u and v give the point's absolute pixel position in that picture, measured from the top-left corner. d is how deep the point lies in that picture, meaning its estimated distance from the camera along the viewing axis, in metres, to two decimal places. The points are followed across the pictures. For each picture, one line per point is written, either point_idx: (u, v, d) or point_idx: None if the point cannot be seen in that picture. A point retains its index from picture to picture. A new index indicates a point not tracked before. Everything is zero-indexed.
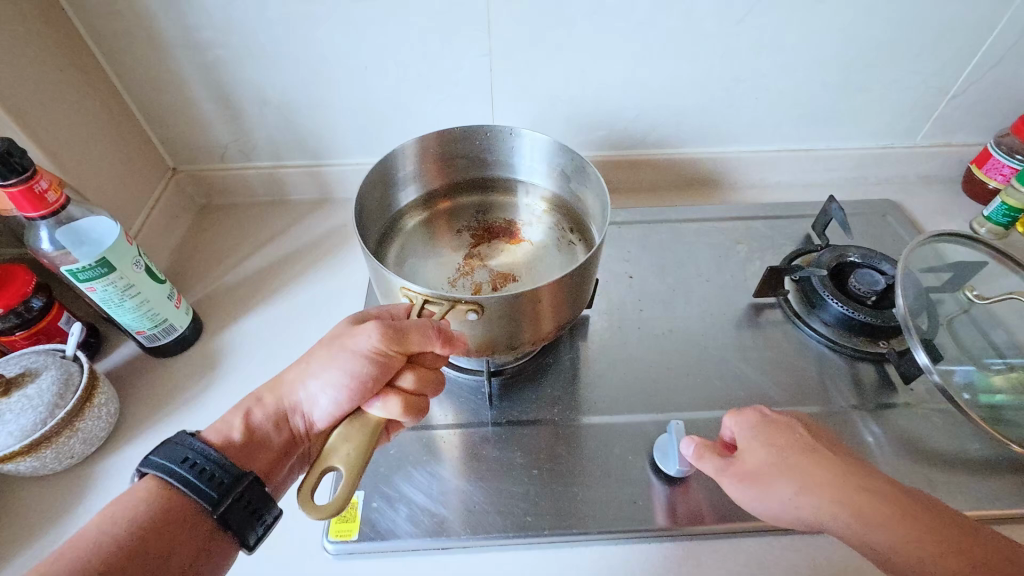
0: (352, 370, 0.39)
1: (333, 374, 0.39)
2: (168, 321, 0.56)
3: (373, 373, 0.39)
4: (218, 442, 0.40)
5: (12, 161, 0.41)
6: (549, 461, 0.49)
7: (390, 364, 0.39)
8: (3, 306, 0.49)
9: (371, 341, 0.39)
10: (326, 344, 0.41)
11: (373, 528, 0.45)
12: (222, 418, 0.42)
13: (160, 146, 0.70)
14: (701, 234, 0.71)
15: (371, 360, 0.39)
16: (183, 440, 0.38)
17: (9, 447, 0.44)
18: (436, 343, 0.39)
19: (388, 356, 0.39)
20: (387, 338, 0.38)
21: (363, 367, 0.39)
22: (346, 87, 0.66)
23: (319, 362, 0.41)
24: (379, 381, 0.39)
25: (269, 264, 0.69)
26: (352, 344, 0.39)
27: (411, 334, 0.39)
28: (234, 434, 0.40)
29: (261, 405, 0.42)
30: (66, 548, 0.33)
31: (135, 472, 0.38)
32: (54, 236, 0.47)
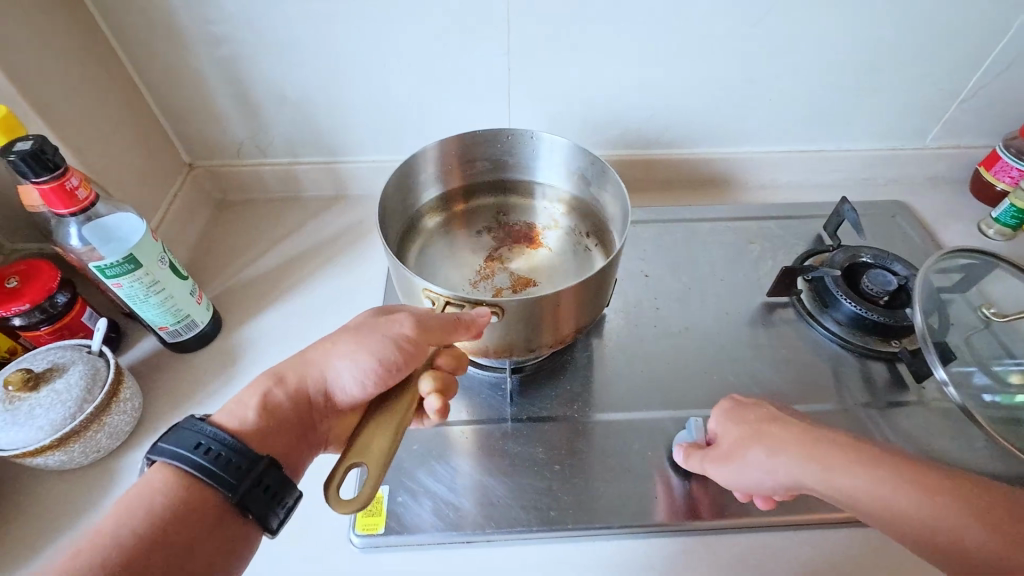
0: (382, 352, 0.39)
1: (361, 353, 0.39)
2: (190, 317, 0.56)
3: (403, 355, 0.39)
4: (233, 424, 0.39)
5: (45, 159, 0.41)
6: (569, 457, 0.50)
7: (421, 349, 0.39)
8: (29, 302, 0.49)
9: (408, 325, 0.39)
10: (356, 327, 0.41)
11: (399, 522, 0.46)
12: (235, 400, 0.40)
13: (176, 142, 0.70)
14: (714, 234, 0.71)
15: (405, 342, 0.39)
16: (193, 425, 0.38)
17: (39, 441, 0.44)
18: (464, 333, 0.40)
19: (421, 340, 0.39)
20: (423, 324, 0.39)
21: (395, 349, 0.39)
22: (363, 85, 0.66)
23: (346, 345, 0.40)
24: (406, 370, 0.39)
25: (285, 260, 0.69)
26: (386, 328, 0.40)
27: (448, 322, 0.40)
28: (249, 416, 0.39)
29: (280, 386, 0.41)
30: (84, 545, 0.33)
31: (146, 460, 0.37)
32: (82, 232, 0.48)
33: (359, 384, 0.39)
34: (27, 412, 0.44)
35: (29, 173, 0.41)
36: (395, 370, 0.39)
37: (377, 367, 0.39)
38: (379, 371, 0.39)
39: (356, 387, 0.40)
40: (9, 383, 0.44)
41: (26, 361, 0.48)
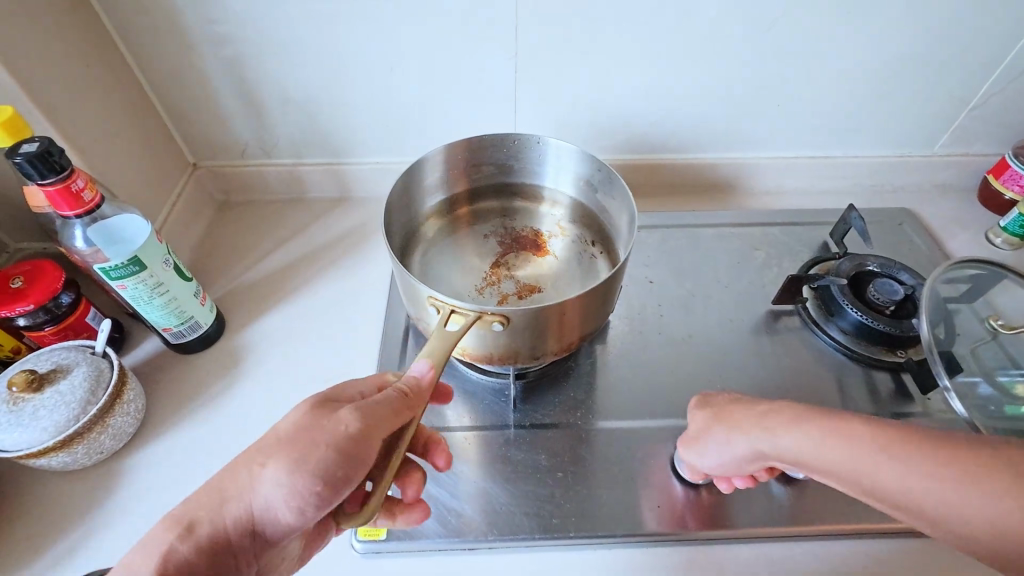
0: (327, 455, 0.33)
1: (299, 463, 0.33)
2: (193, 318, 0.56)
3: (355, 451, 0.34)
4: None
5: (52, 161, 0.41)
6: (572, 465, 0.50)
7: (375, 441, 0.34)
8: (34, 303, 0.49)
9: (356, 419, 0.34)
10: (281, 436, 0.34)
11: (401, 528, 0.46)
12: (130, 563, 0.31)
13: (181, 142, 0.70)
14: (719, 240, 0.71)
15: (354, 439, 0.34)
16: None
17: (42, 443, 0.44)
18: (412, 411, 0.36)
19: (375, 429, 0.34)
20: (374, 409, 0.35)
21: (345, 447, 0.33)
22: (369, 86, 0.66)
23: (274, 463, 0.33)
24: (355, 472, 0.34)
25: (289, 261, 0.69)
26: (326, 425, 0.34)
27: (399, 402, 0.36)
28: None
29: (192, 533, 0.33)
30: None
31: None
32: (87, 234, 0.48)
33: (301, 500, 0.33)
34: (31, 413, 0.44)
35: (35, 174, 0.41)
36: (348, 471, 0.33)
37: (321, 476, 0.33)
38: (326, 479, 0.33)
39: (297, 504, 0.33)
40: (13, 384, 0.44)
41: (30, 361, 0.48)
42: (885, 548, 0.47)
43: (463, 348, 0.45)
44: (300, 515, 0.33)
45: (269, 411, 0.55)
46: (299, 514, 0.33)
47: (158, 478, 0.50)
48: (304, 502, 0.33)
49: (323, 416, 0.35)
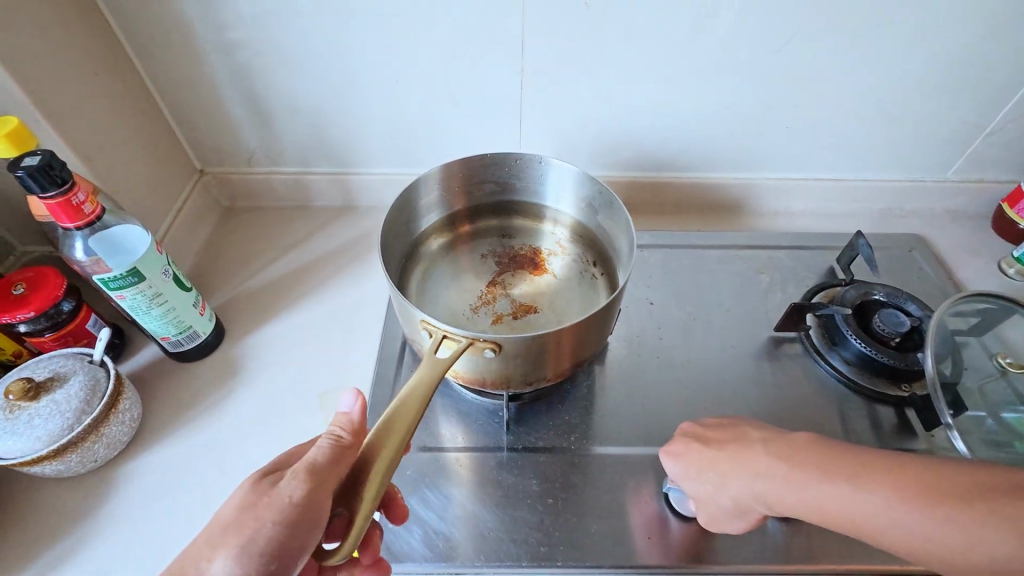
0: (276, 528, 0.33)
1: (248, 546, 0.33)
2: (191, 328, 0.56)
3: (306, 515, 0.34)
4: None
5: (53, 174, 0.41)
6: (563, 490, 0.50)
7: (324, 498, 0.34)
8: (34, 310, 0.50)
9: (299, 485, 0.34)
10: (223, 525, 0.33)
11: (388, 550, 0.45)
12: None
13: (189, 148, 0.70)
14: (722, 262, 0.70)
15: (300, 506, 0.34)
16: None
17: (35, 451, 0.44)
18: (352, 452, 0.37)
19: (322, 486, 0.34)
20: (314, 465, 0.35)
21: (295, 516, 0.33)
22: (375, 99, 0.66)
23: (224, 551, 0.32)
24: (309, 532, 0.34)
25: (290, 270, 0.69)
26: (269, 498, 0.34)
27: (336, 451, 0.36)
28: None
29: None
30: None
31: None
32: (87, 245, 0.48)
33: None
34: (26, 421, 0.45)
35: (36, 188, 0.41)
36: (304, 537, 0.33)
37: (274, 550, 0.33)
38: (282, 552, 0.33)
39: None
40: (10, 393, 0.45)
41: (29, 369, 0.48)
42: None
43: (456, 371, 0.44)
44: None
45: (264, 423, 0.55)
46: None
47: (149, 489, 0.50)
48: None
49: (263, 492, 0.35)
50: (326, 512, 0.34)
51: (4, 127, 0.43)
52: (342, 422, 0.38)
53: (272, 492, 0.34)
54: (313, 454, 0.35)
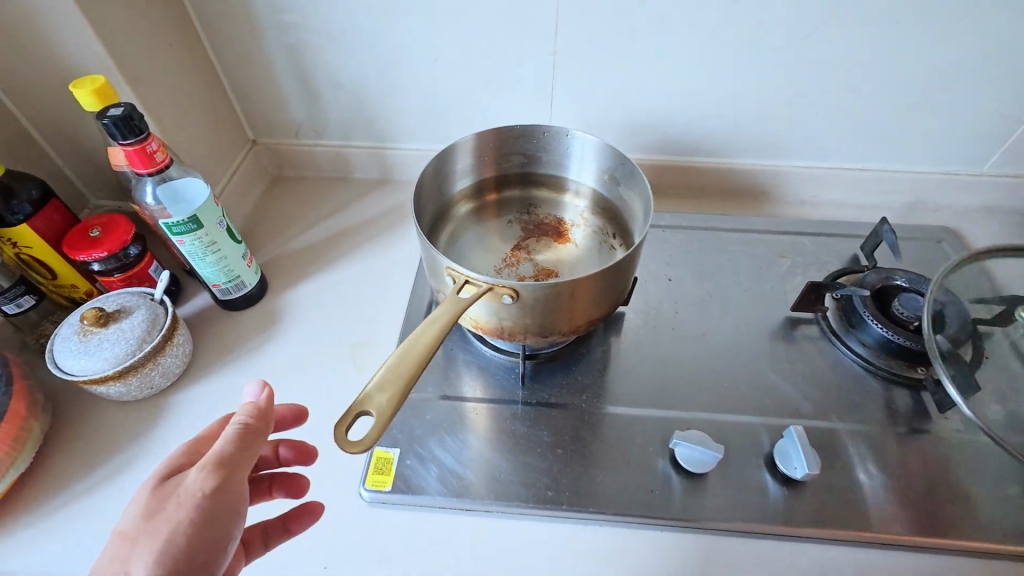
0: (191, 518, 0.35)
1: (164, 547, 0.34)
2: (240, 278, 0.61)
3: (221, 501, 0.36)
4: None
5: (133, 124, 0.47)
6: (573, 443, 0.52)
7: (236, 483, 0.37)
8: (107, 251, 0.55)
9: (208, 478, 0.36)
10: (135, 534, 0.35)
11: (406, 483, 0.49)
12: None
13: (244, 120, 0.76)
14: (743, 245, 0.71)
15: (214, 495, 0.36)
16: None
17: (102, 370, 0.50)
18: (260, 433, 0.40)
19: (232, 472, 0.37)
20: (221, 453, 0.37)
21: (209, 506, 0.36)
22: (415, 77, 0.70)
23: (141, 554, 0.34)
24: (227, 517, 0.36)
25: (329, 235, 0.74)
26: (179, 494, 0.36)
27: (242, 436, 0.39)
28: None
29: None
30: None
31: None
32: (155, 191, 0.54)
33: (184, 574, 0.34)
34: (97, 344, 0.51)
35: (118, 135, 0.47)
36: (224, 524, 0.36)
37: (194, 543, 0.35)
38: (204, 541, 0.35)
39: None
40: (85, 318, 0.51)
41: (100, 302, 0.54)
42: (876, 556, 0.47)
43: (476, 319, 0.48)
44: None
45: (299, 367, 0.59)
46: None
47: (196, 417, 0.55)
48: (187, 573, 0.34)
49: (169, 495, 0.37)
50: (240, 496, 0.37)
51: (93, 84, 0.49)
52: (246, 410, 0.40)
53: (182, 488, 0.36)
54: (218, 446, 0.38)
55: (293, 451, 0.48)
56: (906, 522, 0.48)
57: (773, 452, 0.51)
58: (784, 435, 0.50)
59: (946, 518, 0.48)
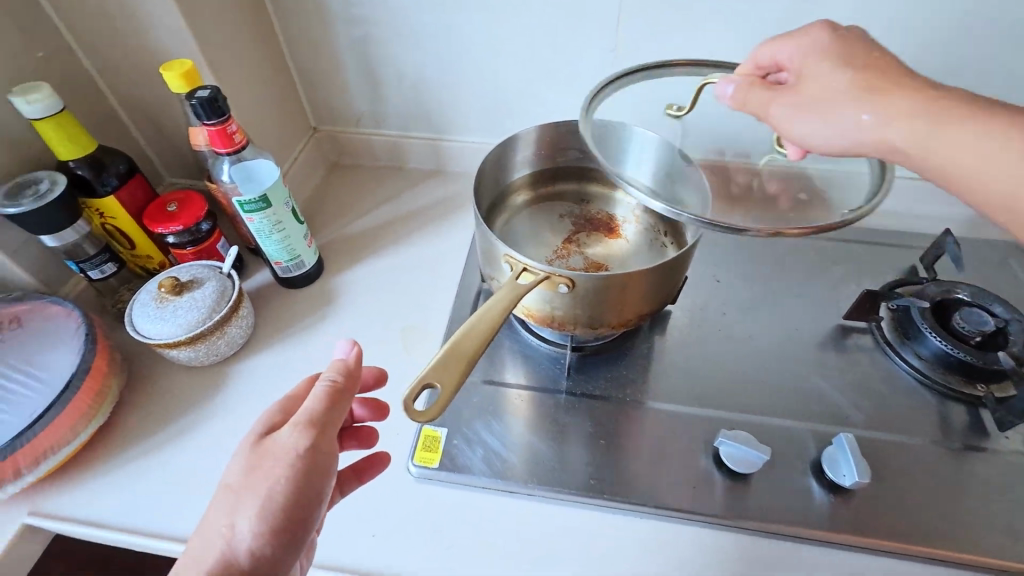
0: (288, 475, 0.36)
1: (266, 503, 0.36)
2: (300, 258, 0.64)
3: (315, 460, 0.37)
4: None
5: (216, 105, 0.50)
6: (615, 435, 0.53)
7: (327, 442, 0.38)
8: (182, 225, 0.59)
9: (302, 437, 0.37)
10: (236, 487, 0.36)
11: (452, 461, 0.51)
12: None
13: (308, 107, 0.80)
14: (795, 250, 0.70)
15: (309, 453, 0.37)
16: None
17: (175, 336, 0.54)
18: (349, 391, 0.40)
19: (324, 431, 0.38)
20: (314, 412, 0.38)
21: (305, 463, 0.37)
22: (474, 70, 0.72)
23: (245, 506, 0.36)
24: (321, 473, 0.37)
25: (383, 221, 0.76)
26: (274, 451, 0.37)
27: (333, 394, 0.39)
28: None
29: None
30: None
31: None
32: (230, 170, 0.57)
33: (283, 530, 0.36)
34: (171, 311, 0.54)
35: (203, 115, 0.50)
36: (318, 481, 0.37)
37: (292, 501, 0.36)
38: (302, 498, 0.36)
39: (282, 535, 0.36)
40: (162, 286, 0.55)
41: (174, 272, 0.58)
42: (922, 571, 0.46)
43: (528, 307, 0.49)
44: (287, 538, 0.36)
45: None
46: (287, 544, 0.36)
47: (254, 385, 0.58)
48: (288, 528, 0.36)
49: (264, 450, 0.38)
50: (332, 454, 0.38)
51: (182, 67, 0.52)
52: (335, 371, 0.40)
53: (277, 445, 0.37)
54: (310, 406, 0.39)
55: (368, 409, 0.48)
56: (957, 539, 0.46)
57: (820, 459, 0.51)
58: (833, 443, 0.49)
59: (1000, 539, 0.47)
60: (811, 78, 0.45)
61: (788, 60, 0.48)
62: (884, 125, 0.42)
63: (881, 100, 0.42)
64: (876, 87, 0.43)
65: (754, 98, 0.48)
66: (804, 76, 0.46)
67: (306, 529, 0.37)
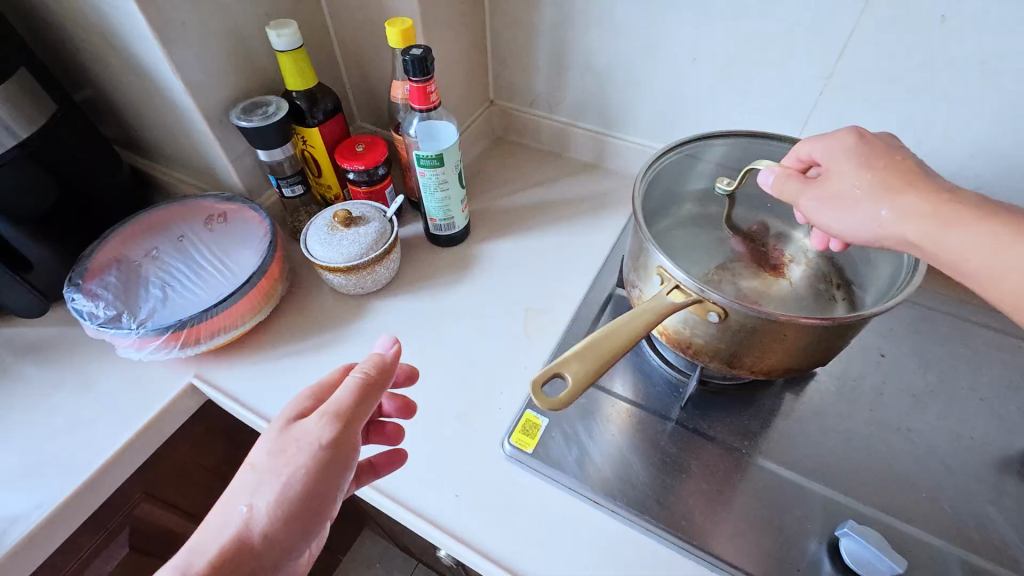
0: (310, 463, 0.38)
1: (287, 486, 0.38)
2: (452, 219, 0.68)
3: (338, 453, 0.39)
4: None
5: (424, 64, 0.54)
6: (720, 484, 0.49)
7: (353, 435, 0.40)
8: (363, 166, 0.65)
9: (326, 429, 0.39)
10: (260, 467, 0.39)
11: (546, 452, 0.51)
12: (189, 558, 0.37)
13: (492, 80, 0.83)
14: (991, 348, 0.59)
15: (332, 444, 0.39)
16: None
17: (336, 262, 0.60)
18: (378, 388, 0.41)
19: (350, 423, 0.40)
20: (339, 405, 0.40)
21: (326, 454, 0.39)
22: (663, 72, 0.69)
23: (268, 486, 0.38)
24: (340, 466, 0.39)
25: (532, 203, 0.78)
26: (302, 436, 0.39)
27: (364, 389, 0.41)
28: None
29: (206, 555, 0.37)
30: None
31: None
32: (417, 126, 0.62)
33: (299, 516, 0.38)
34: (338, 240, 0.61)
35: (410, 72, 0.54)
36: (338, 474, 0.39)
37: (311, 489, 0.38)
38: (319, 489, 0.38)
39: (297, 522, 0.38)
40: (336, 216, 0.61)
41: (348, 206, 0.64)
42: None
43: (666, 326, 0.47)
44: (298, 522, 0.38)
45: (476, 314, 0.64)
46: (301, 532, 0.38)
47: (385, 324, 0.63)
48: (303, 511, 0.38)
49: (291, 434, 0.40)
50: (353, 451, 0.40)
51: (403, 24, 0.57)
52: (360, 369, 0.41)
53: (301, 432, 0.40)
54: (339, 398, 0.40)
55: (396, 405, 0.50)
56: None
57: None
58: None
59: None
60: (836, 172, 0.42)
61: (820, 157, 0.44)
62: (902, 221, 0.38)
63: (897, 196, 0.38)
64: (893, 183, 0.39)
65: (795, 189, 0.44)
66: (833, 172, 0.42)
67: (320, 520, 0.39)
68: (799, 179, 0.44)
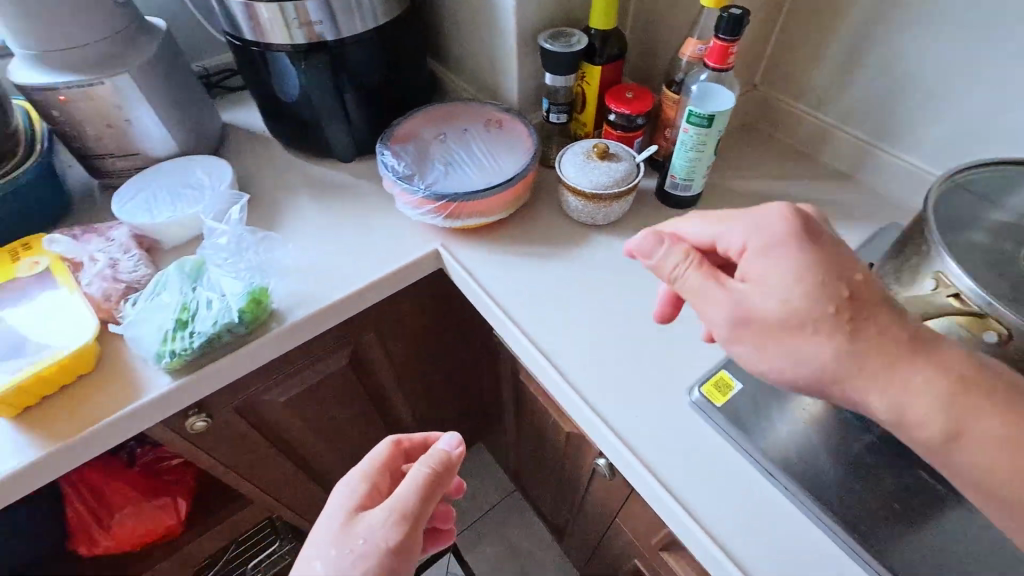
0: (375, 564, 0.47)
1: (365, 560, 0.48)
2: (691, 182, 0.70)
3: (404, 542, 0.49)
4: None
5: (737, 25, 0.56)
6: (913, 513, 0.47)
7: (420, 519, 0.50)
8: (628, 111, 0.70)
9: (416, 504, 0.51)
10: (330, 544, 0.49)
11: (732, 413, 0.52)
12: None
13: (765, 63, 0.82)
14: None
15: (395, 543, 0.49)
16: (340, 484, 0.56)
17: (584, 186, 0.66)
18: (442, 484, 0.52)
19: (413, 519, 0.50)
20: (415, 493, 0.51)
21: (394, 544, 0.49)
22: (979, 91, 0.63)
23: (345, 556, 0.48)
24: (412, 534, 0.50)
25: (769, 193, 0.77)
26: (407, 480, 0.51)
27: (427, 489, 0.51)
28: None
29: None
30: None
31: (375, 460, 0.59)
32: (698, 86, 0.64)
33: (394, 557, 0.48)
34: (592, 168, 0.67)
35: (721, 29, 0.57)
36: (404, 556, 0.49)
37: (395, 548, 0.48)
38: (397, 553, 0.48)
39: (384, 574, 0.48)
40: (595, 148, 0.68)
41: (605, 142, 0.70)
42: None
43: None
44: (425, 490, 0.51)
45: None
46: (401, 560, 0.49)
47: (601, 255, 0.68)
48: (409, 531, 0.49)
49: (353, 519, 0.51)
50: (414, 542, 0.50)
51: None
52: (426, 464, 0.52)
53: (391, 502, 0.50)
54: (405, 498, 0.50)
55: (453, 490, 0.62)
56: None
57: None
58: None
59: None
60: (762, 283, 0.42)
61: (735, 240, 0.46)
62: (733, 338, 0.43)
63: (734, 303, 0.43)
64: (773, 252, 0.42)
65: (681, 265, 0.46)
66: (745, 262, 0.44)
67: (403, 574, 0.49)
68: (701, 275, 0.45)
